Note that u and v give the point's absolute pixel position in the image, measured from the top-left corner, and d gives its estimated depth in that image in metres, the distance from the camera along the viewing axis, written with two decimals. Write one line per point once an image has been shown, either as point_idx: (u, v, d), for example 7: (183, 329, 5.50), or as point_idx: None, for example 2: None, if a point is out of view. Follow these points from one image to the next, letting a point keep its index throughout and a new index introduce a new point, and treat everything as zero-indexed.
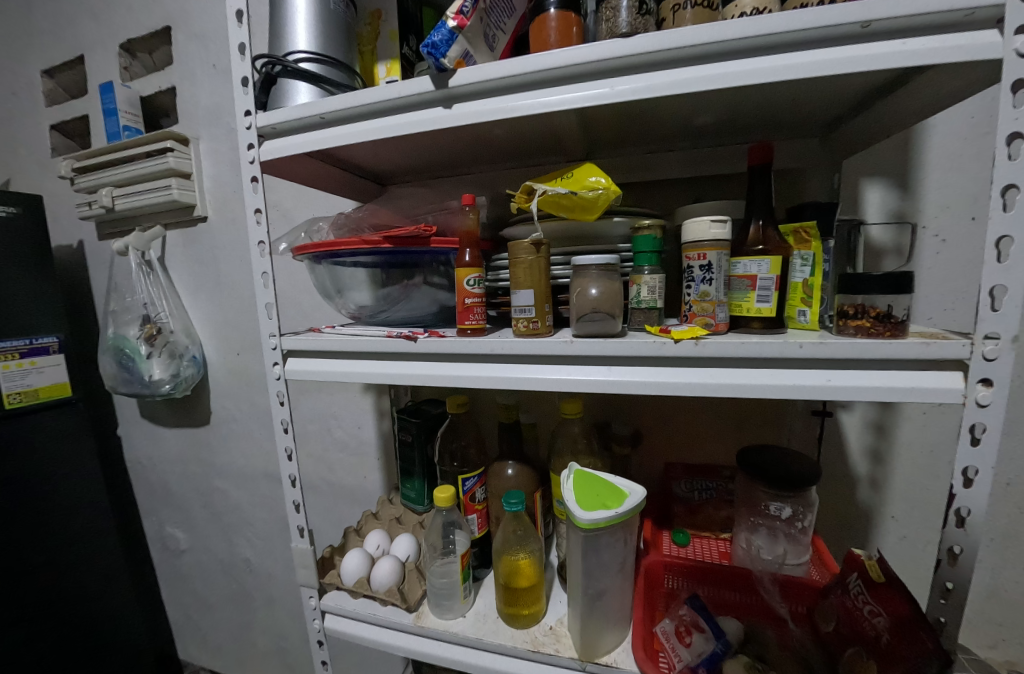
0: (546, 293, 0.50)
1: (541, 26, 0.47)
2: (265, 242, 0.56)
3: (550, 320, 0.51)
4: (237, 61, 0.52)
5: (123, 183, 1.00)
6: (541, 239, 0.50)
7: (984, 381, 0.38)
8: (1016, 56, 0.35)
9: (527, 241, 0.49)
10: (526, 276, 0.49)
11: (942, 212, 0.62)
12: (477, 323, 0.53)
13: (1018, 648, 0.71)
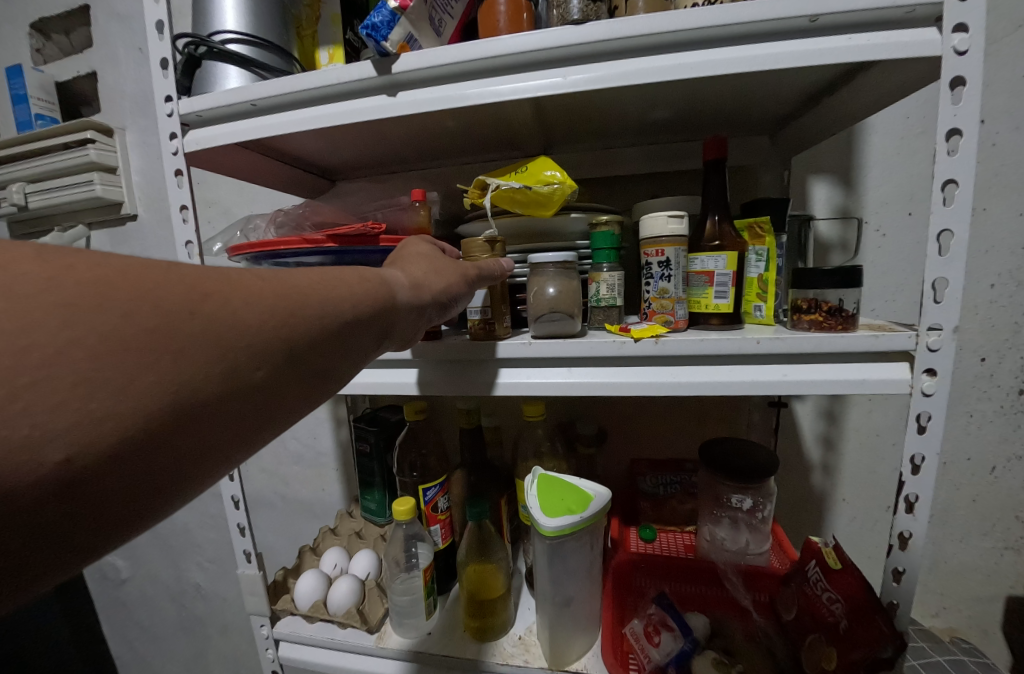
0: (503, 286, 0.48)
1: (490, 10, 0.44)
2: (193, 242, 0.50)
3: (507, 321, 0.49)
4: (155, 41, 0.47)
5: (38, 177, 0.90)
6: (496, 236, 0.48)
7: (928, 371, 0.39)
8: (954, 54, 0.36)
9: (482, 238, 0.47)
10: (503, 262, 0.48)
11: (882, 208, 0.64)
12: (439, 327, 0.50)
13: (958, 614, 0.76)
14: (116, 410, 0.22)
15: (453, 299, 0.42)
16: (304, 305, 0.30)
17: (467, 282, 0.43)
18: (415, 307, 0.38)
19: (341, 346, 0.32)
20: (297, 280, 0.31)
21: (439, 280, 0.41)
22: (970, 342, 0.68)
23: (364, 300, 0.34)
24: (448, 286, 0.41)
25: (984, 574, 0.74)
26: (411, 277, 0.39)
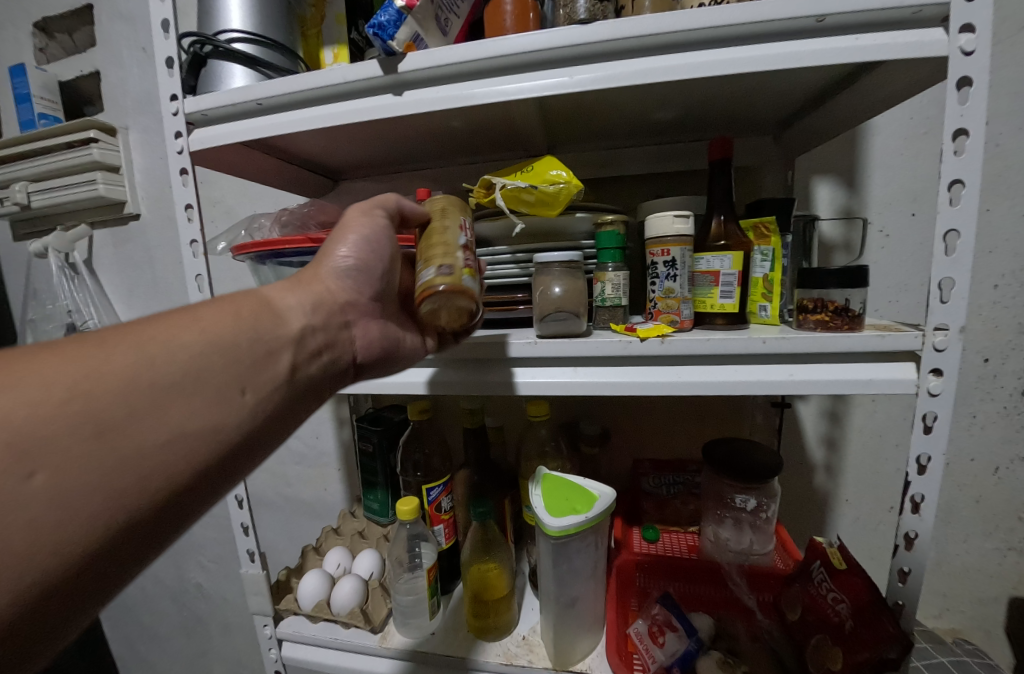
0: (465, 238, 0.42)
1: (496, 10, 0.44)
2: (198, 241, 0.50)
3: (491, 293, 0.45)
4: (160, 40, 0.47)
5: (40, 177, 0.90)
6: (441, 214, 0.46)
7: (935, 371, 0.39)
8: (961, 54, 0.36)
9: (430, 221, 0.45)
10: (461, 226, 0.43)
11: (886, 208, 0.64)
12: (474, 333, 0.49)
13: (961, 616, 0.76)
14: (78, 509, 0.27)
15: (371, 284, 0.43)
16: (211, 355, 0.33)
17: (374, 252, 0.43)
18: (336, 315, 0.41)
19: (280, 378, 0.36)
20: (194, 332, 0.33)
21: (342, 274, 0.42)
22: (973, 342, 0.68)
23: (275, 333, 0.37)
24: (349, 271, 0.42)
25: (987, 575, 0.74)
26: (312, 289, 0.41)
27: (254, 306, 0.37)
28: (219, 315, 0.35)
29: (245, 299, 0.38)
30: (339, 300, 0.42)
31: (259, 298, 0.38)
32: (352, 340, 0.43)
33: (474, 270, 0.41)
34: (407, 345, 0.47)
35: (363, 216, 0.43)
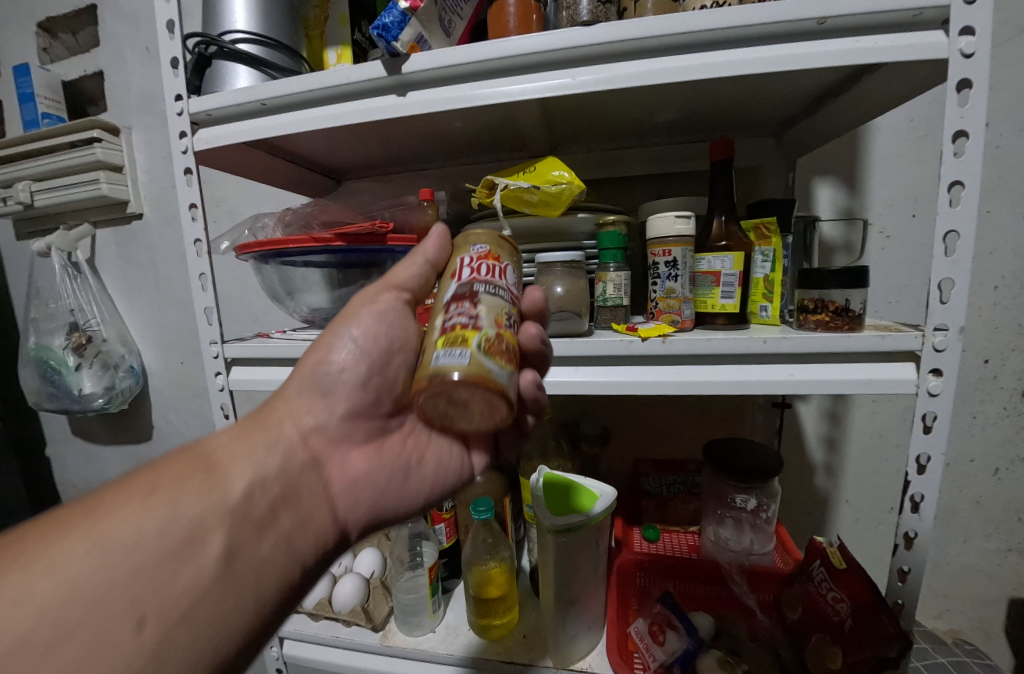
0: (455, 291, 0.35)
1: (499, 12, 0.45)
2: (202, 240, 0.51)
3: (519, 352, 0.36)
4: (165, 40, 0.47)
5: (43, 176, 0.90)
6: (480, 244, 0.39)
7: (934, 371, 0.39)
8: (961, 57, 0.36)
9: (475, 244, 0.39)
10: (464, 265, 0.37)
11: (886, 209, 0.65)
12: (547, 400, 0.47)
13: (961, 616, 0.76)
14: None
15: (349, 401, 0.42)
16: (118, 562, 0.30)
17: (355, 360, 0.42)
18: (297, 453, 0.40)
19: (217, 567, 0.33)
20: (121, 507, 0.32)
21: (314, 391, 0.42)
22: (973, 343, 0.68)
23: (215, 498, 0.35)
24: (325, 383, 0.42)
25: (987, 576, 0.74)
26: (268, 432, 0.40)
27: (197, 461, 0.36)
28: (136, 492, 0.33)
29: (189, 452, 0.37)
30: (298, 434, 0.40)
31: (204, 451, 0.37)
32: (325, 481, 0.40)
33: (477, 327, 0.34)
34: (425, 466, 0.46)
35: (364, 304, 0.43)
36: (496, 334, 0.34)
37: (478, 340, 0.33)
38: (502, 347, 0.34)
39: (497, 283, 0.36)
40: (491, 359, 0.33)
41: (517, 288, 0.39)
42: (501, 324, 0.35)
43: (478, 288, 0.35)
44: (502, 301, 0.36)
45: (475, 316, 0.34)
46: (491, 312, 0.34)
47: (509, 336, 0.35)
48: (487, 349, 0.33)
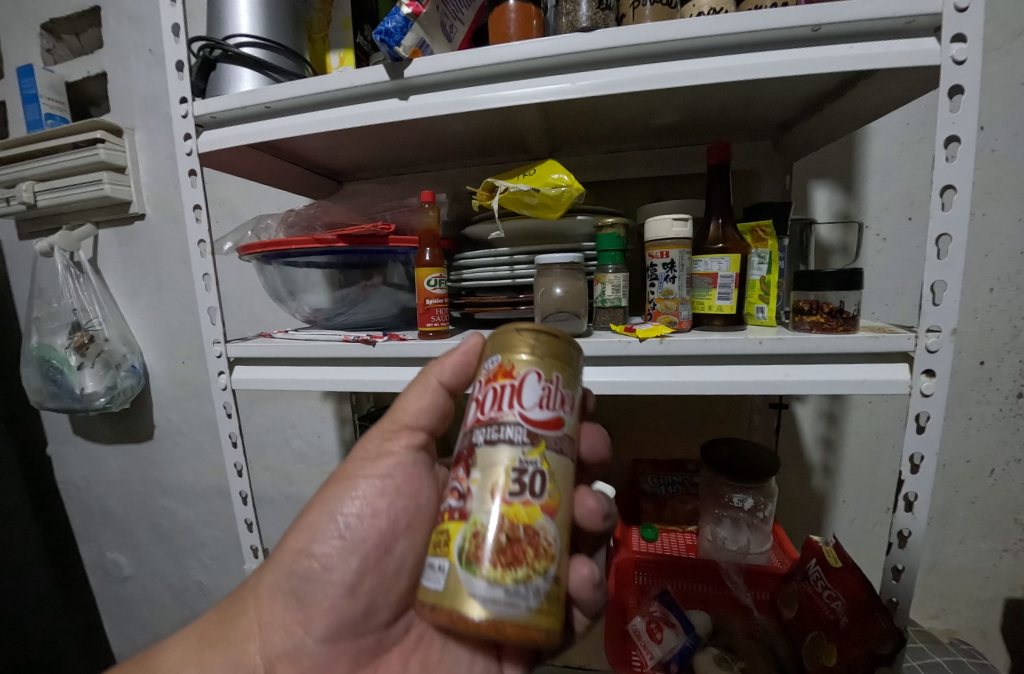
0: (455, 452, 0.33)
1: (500, 17, 0.46)
2: (206, 241, 0.51)
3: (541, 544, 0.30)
4: (170, 44, 0.48)
5: (46, 177, 0.91)
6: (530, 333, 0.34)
7: (928, 372, 0.40)
8: (953, 63, 0.37)
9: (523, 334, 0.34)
10: (478, 391, 0.33)
11: (882, 211, 0.65)
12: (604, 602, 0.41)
13: (957, 616, 0.76)
14: None
15: (328, 613, 0.41)
16: None
17: (339, 552, 0.42)
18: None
19: None
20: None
21: (292, 600, 0.42)
22: (969, 345, 0.69)
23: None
24: (305, 590, 0.42)
25: (982, 576, 0.74)
26: (231, 653, 0.41)
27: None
28: None
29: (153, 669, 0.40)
30: (264, 660, 0.41)
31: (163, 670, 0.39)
32: None
33: (465, 516, 0.30)
34: None
35: (373, 463, 0.44)
36: (486, 526, 0.30)
37: (462, 539, 0.30)
38: (493, 549, 0.29)
39: (503, 425, 0.31)
40: (474, 570, 0.29)
41: (550, 405, 0.32)
42: (500, 504, 0.30)
43: (476, 438, 0.32)
44: (508, 457, 0.31)
45: (467, 496, 0.31)
46: (484, 487, 0.31)
47: (510, 519, 0.30)
48: (467, 556, 0.29)
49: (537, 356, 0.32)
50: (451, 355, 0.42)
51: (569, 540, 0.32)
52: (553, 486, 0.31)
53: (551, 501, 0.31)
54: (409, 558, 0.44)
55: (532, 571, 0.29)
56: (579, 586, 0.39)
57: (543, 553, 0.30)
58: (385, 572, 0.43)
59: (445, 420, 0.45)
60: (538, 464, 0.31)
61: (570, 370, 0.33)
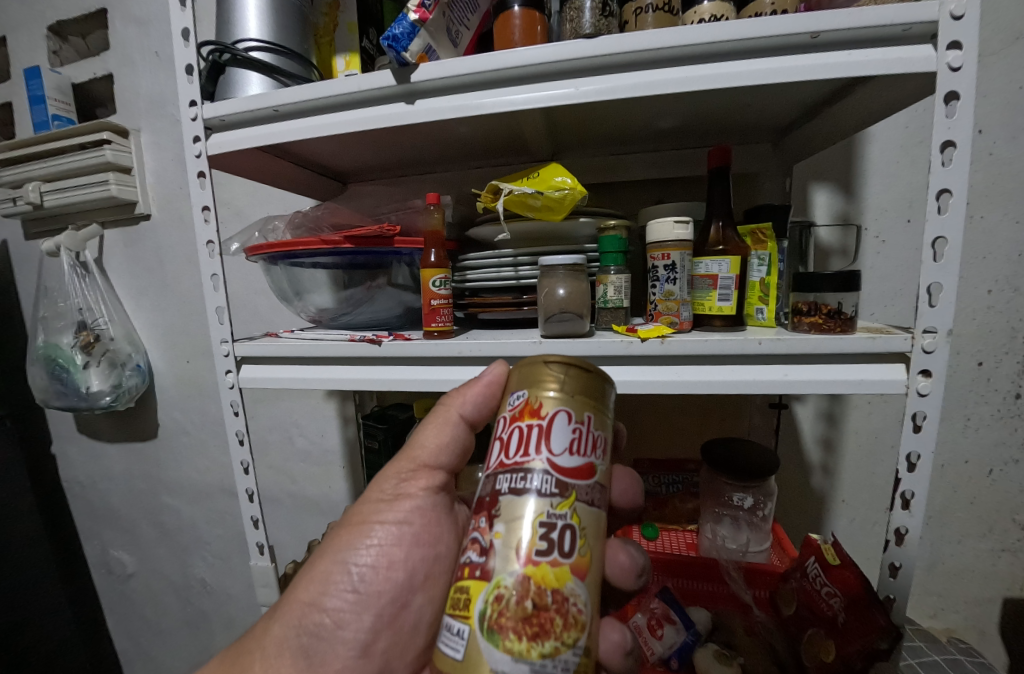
0: (478, 498, 0.33)
1: (504, 24, 0.46)
2: (214, 241, 0.52)
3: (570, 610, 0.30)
4: (180, 48, 0.49)
5: (52, 177, 0.92)
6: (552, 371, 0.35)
7: (924, 372, 0.40)
8: (949, 70, 0.38)
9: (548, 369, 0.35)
10: (504, 430, 0.34)
11: (882, 213, 0.66)
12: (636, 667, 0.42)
13: (955, 616, 0.77)
14: None
15: (339, 672, 0.42)
16: None
17: (352, 607, 0.43)
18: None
19: None
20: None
21: (299, 657, 0.41)
22: (967, 346, 0.69)
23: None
24: (316, 645, 0.42)
25: (980, 575, 0.75)
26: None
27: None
28: None
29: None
30: None
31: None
32: None
33: (488, 575, 0.31)
34: None
35: (391, 512, 0.44)
36: (512, 589, 0.30)
37: (486, 601, 0.30)
38: (519, 617, 0.29)
39: (530, 473, 0.32)
40: (501, 635, 0.29)
41: (579, 452, 0.33)
42: (525, 566, 0.30)
43: (500, 486, 0.32)
44: (535, 512, 0.31)
45: (490, 552, 0.31)
46: (508, 544, 0.31)
47: (538, 582, 0.30)
48: (491, 622, 0.30)
49: (567, 391, 0.34)
50: (473, 387, 0.43)
51: (597, 602, 0.32)
52: (581, 544, 0.31)
53: (580, 560, 0.31)
54: (425, 612, 0.46)
55: (559, 643, 0.29)
56: (610, 652, 0.41)
57: (571, 622, 0.30)
58: (400, 628, 0.45)
59: (463, 455, 0.47)
60: (566, 519, 0.31)
61: (601, 410, 0.34)
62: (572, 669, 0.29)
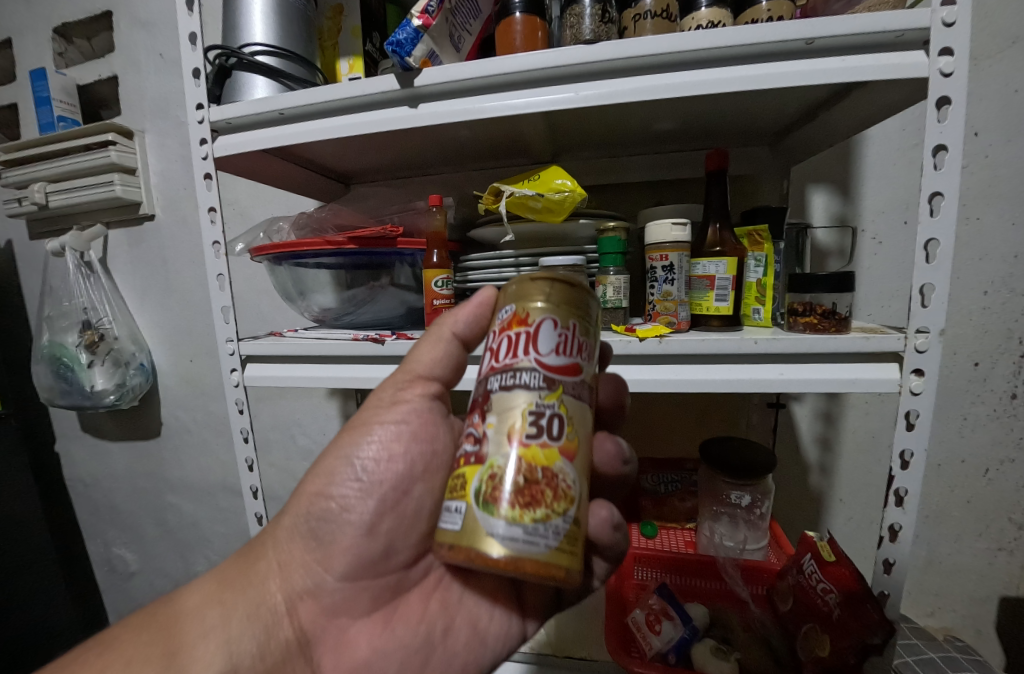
0: (471, 399, 0.34)
1: (506, 29, 0.47)
2: (220, 242, 0.53)
3: (560, 484, 0.31)
4: (187, 52, 0.50)
5: (58, 178, 0.92)
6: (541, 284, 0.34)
7: (917, 371, 0.41)
8: (940, 75, 0.38)
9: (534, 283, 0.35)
10: (494, 340, 0.34)
11: (879, 215, 0.67)
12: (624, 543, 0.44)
13: (952, 614, 0.78)
14: None
15: (347, 552, 0.42)
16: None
17: (357, 495, 0.42)
18: (283, 628, 0.41)
19: None
20: (94, 671, 0.35)
21: (310, 540, 0.42)
22: (963, 346, 0.70)
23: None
24: (324, 530, 0.42)
25: (976, 574, 0.76)
26: (251, 593, 0.41)
27: (166, 638, 0.38)
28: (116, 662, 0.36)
29: (168, 616, 0.40)
30: (285, 599, 0.41)
31: (178, 615, 0.39)
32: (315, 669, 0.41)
33: (482, 459, 0.32)
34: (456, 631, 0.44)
35: (392, 406, 0.43)
36: (503, 468, 0.31)
37: (479, 481, 0.31)
38: (511, 489, 0.30)
39: (520, 370, 0.32)
40: (494, 508, 0.30)
41: (565, 352, 0.33)
42: (516, 447, 0.31)
43: (491, 384, 0.33)
44: (525, 401, 0.32)
45: (483, 440, 0.32)
46: (500, 432, 0.32)
47: (529, 461, 0.31)
48: (485, 497, 0.30)
49: (553, 302, 0.33)
50: (465, 307, 0.42)
51: (588, 484, 0.33)
52: (570, 429, 0.32)
53: (570, 443, 0.32)
54: (427, 503, 0.44)
55: (550, 512, 0.30)
56: (600, 528, 0.42)
57: (562, 495, 0.31)
58: (402, 515, 0.43)
59: (459, 371, 0.45)
60: (555, 407, 0.32)
61: (586, 319, 0.34)
62: (563, 537, 0.30)
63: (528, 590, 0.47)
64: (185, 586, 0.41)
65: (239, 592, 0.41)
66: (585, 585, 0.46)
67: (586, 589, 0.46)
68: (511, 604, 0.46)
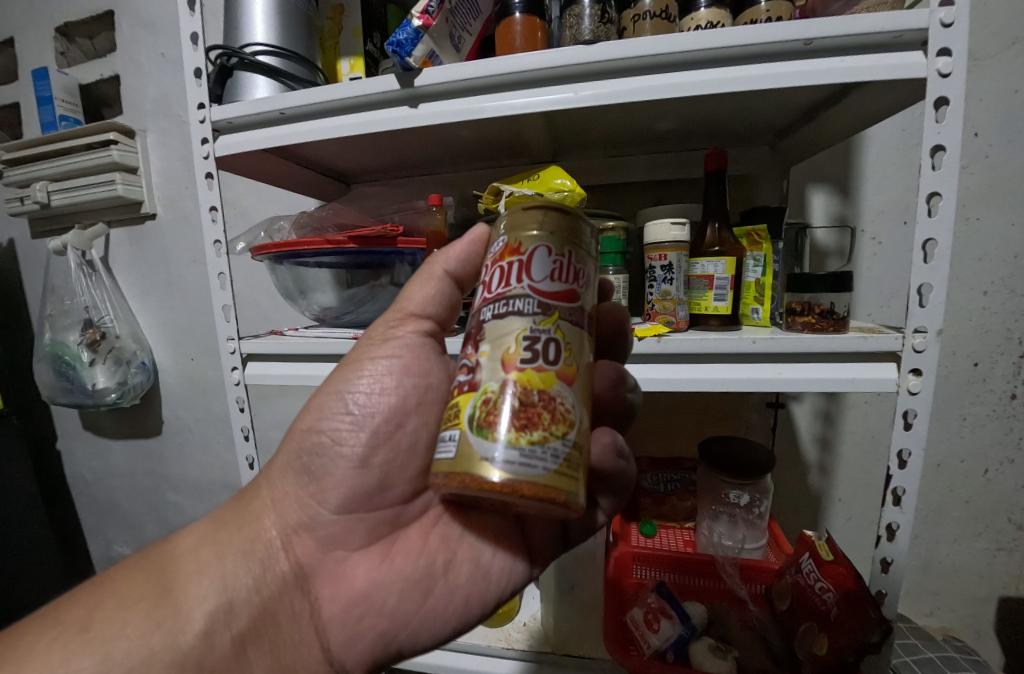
0: (465, 332, 0.34)
1: (506, 30, 0.47)
2: (221, 241, 0.53)
3: (558, 408, 0.31)
4: (189, 52, 0.50)
5: (59, 177, 0.92)
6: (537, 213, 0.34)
7: (914, 371, 0.41)
8: (938, 77, 0.39)
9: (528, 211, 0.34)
10: (488, 272, 0.34)
11: (878, 216, 0.67)
12: (629, 473, 0.46)
13: (951, 614, 0.78)
14: None
15: (341, 484, 0.42)
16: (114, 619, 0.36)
17: (349, 427, 0.42)
18: (278, 562, 0.40)
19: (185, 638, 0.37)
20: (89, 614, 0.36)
21: (303, 475, 0.42)
22: (962, 346, 0.70)
23: (169, 633, 0.36)
24: (316, 464, 0.42)
25: (975, 574, 0.76)
26: (245, 532, 0.41)
27: (162, 576, 0.39)
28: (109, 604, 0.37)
29: (163, 556, 0.40)
30: (278, 535, 0.41)
31: (173, 555, 0.40)
32: (313, 604, 0.40)
33: (475, 386, 0.32)
34: (458, 565, 0.42)
35: (382, 344, 0.43)
36: (498, 392, 0.31)
37: (474, 407, 0.31)
38: (507, 412, 0.30)
39: (513, 299, 0.32)
40: (488, 431, 0.30)
41: (559, 279, 0.32)
42: (511, 373, 0.31)
43: (485, 315, 0.33)
44: (519, 326, 0.32)
45: (477, 368, 0.32)
46: (494, 360, 0.32)
47: (524, 385, 0.31)
48: (480, 422, 0.30)
49: (547, 229, 0.33)
50: (457, 245, 0.43)
51: (587, 410, 0.32)
52: (567, 355, 0.32)
53: (566, 368, 0.32)
54: (421, 435, 0.44)
55: (548, 433, 0.30)
56: (602, 453, 0.45)
57: (559, 418, 0.31)
58: (397, 448, 0.43)
59: (453, 311, 0.46)
60: (551, 333, 0.32)
61: (582, 246, 0.34)
62: (562, 458, 0.30)
63: (533, 528, 0.45)
64: (182, 529, 0.42)
65: (233, 531, 0.41)
66: (590, 518, 0.47)
67: (590, 522, 0.47)
68: (515, 541, 0.44)
